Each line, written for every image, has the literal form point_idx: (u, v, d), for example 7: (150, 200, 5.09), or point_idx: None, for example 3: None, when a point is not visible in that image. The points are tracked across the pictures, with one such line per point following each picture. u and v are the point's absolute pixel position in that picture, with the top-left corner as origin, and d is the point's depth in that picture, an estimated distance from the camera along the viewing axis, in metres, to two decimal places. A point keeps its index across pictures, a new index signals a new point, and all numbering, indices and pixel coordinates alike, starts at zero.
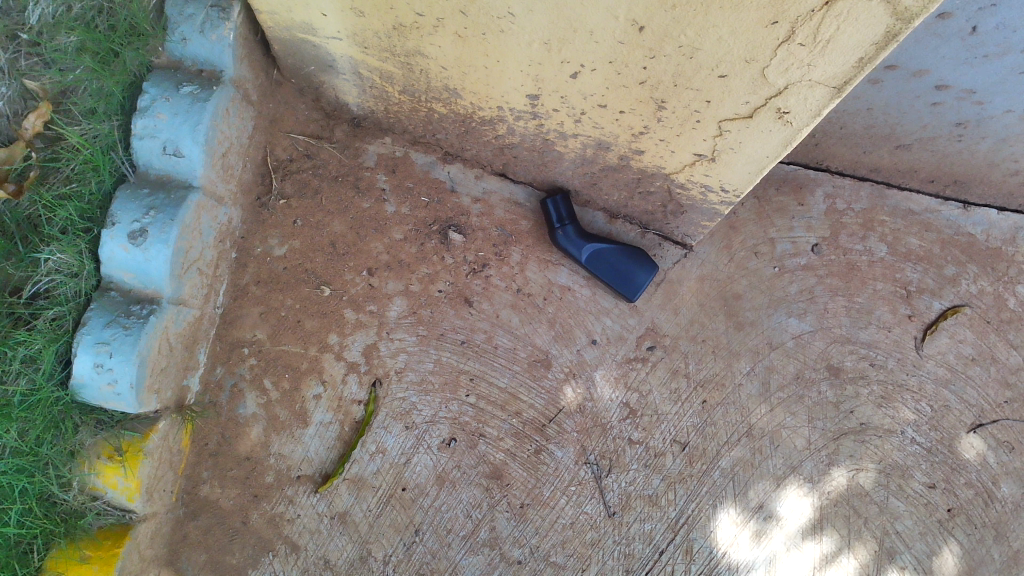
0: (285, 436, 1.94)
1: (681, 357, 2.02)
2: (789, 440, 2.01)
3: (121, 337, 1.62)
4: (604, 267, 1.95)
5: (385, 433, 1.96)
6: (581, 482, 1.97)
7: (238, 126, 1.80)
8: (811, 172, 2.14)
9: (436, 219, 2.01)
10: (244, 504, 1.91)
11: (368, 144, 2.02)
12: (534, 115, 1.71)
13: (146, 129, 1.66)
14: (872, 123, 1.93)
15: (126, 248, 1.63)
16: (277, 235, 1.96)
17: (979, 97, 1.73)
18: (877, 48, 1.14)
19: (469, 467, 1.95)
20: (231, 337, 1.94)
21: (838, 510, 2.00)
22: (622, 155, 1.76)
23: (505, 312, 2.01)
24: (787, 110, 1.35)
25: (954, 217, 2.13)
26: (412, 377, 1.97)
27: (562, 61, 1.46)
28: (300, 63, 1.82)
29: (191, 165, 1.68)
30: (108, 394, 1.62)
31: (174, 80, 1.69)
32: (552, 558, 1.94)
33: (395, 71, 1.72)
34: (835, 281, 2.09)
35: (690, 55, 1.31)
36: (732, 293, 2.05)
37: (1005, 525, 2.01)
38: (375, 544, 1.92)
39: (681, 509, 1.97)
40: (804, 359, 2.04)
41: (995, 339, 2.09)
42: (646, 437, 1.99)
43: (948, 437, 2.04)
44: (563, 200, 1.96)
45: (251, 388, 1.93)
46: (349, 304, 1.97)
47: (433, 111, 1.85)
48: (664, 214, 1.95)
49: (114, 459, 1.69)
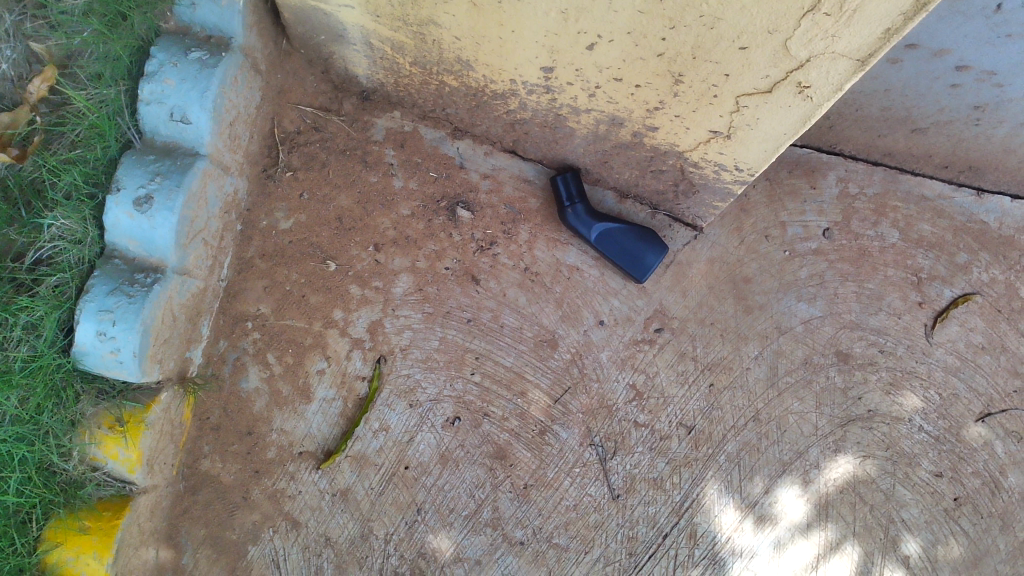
0: (288, 411, 1.92)
1: (688, 340, 2.00)
2: (795, 425, 1.99)
3: (125, 305, 1.59)
4: (613, 246, 1.93)
5: (389, 411, 1.94)
6: (586, 464, 1.95)
7: (245, 95, 1.77)
8: (824, 156, 2.11)
9: (444, 195, 1.99)
10: (245, 479, 1.89)
11: (377, 118, 1.98)
12: (548, 89, 1.68)
13: (153, 95, 1.63)
14: (888, 106, 1.91)
15: (131, 215, 1.60)
16: (283, 208, 1.94)
17: (999, 79, 1.70)
18: (905, 18, 1.12)
19: (473, 447, 1.94)
20: (235, 311, 1.92)
21: (843, 496, 1.98)
22: (636, 132, 1.73)
23: (512, 291, 1.99)
24: (808, 84, 1.33)
25: (967, 204, 2.10)
26: (417, 354, 1.95)
27: (579, 31, 1.43)
28: (310, 33, 1.79)
29: (198, 133, 1.66)
30: (110, 362, 1.60)
31: (182, 46, 1.66)
32: (555, 540, 1.93)
33: (407, 41, 1.69)
34: (845, 267, 2.07)
35: (710, 25, 1.29)
36: (741, 276, 2.03)
37: (1011, 515, 2.00)
38: (376, 522, 1.91)
39: (685, 493, 1.95)
40: (812, 345, 2.02)
41: (1005, 328, 2.07)
42: (652, 420, 1.97)
43: (956, 425, 2.02)
44: (572, 177, 1.93)
45: (254, 362, 1.91)
46: (354, 280, 1.95)
47: (444, 83, 1.82)
48: (675, 194, 1.92)
49: (115, 430, 1.67)
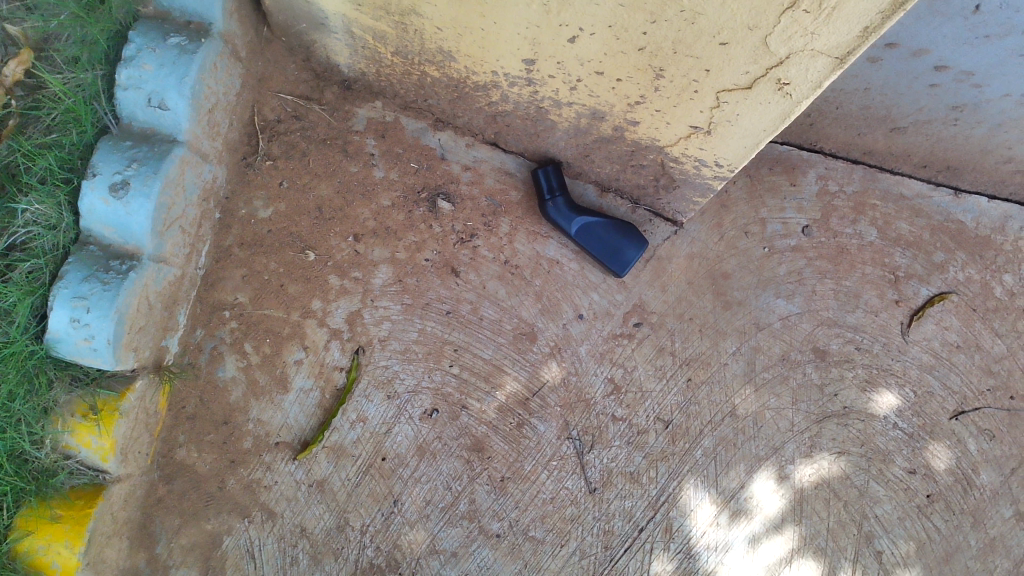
0: (264, 401, 1.91)
1: (667, 335, 2.00)
2: (772, 421, 2.00)
3: (99, 292, 1.58)
4: (593, 241, 1.93)
5: (366, 402, 1.93)
6: (563, 457, 1.95)
7: (225, 82, 1.76)
8: (804, 153, 2.12)
9: (425, 186, 1.98)
10: (221, 469, 1.88)
11: (358, 107, 1.97)
12: (529, 81, 1.68)
13: (130, 80, 1.61)
14: (868, 104, 1.92)
15: (106, 201, 1.59)
16: (262, 196, 1.92)
17: (977, 80, 1.72)
18: (883, 16, 1.13)
19: (450, 439, 1.94)
20: (212, 300, 1.90)
21: (818, 492, 2.00)
22: (616, 126, 1.73)
23: (491, 284, 1.98)
24: (787, 81, 1.33)
25: (944, 204, 2.12)
26: (396, 346, 1.95)
27: (561, 24, 1.43)
28: (291, 20, 1.78)
29: (176, 119, 1.64)
30: (84, 350, 1.59)
31: (161, 30, 1.64)
32: (531, 533, 1.93)
33: (388, 31, 1.68)
34: (824, 264, 2.08)
35: (691, 20, 1.29)
36: (720, 272, 2.04)
37: (982, 512, 2.02)
38: (352, 513, 1.90)
39: (661, 487, 1.96)
40: (790, 341, 2.04)
41: (980, 327, 2.09)
42: (629, 414, 1.97)
43: (930, 423, 2.04)
44: (554, 170, 1.93)
45: (231, 351, 1.90)
46: (333, 270, 1.94)
47: (426, 74, 1.81)
48: (656, 188, 1.93)
49: (88, 418, 1.66)
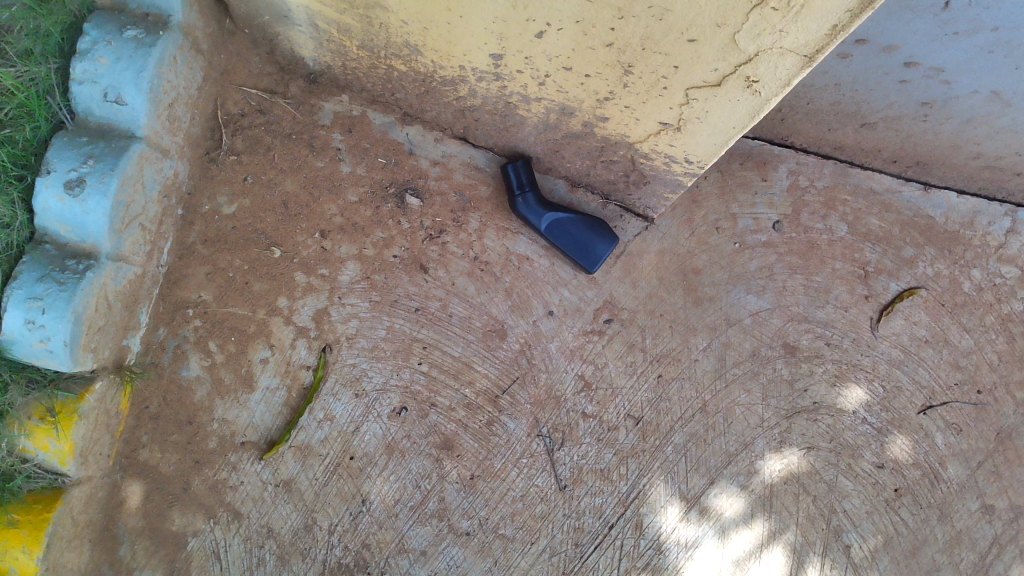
0: (229, 401, 1.88)
1: (638, 331, 1.99)
2: (742, 417, 2.00)
3: (55, 292, 1.55)
4: (563, 237, 1.91)
5: (334, 401, 1.91)
6: (533, 455, 1.94)
7: (186, 75, 1.71)
8: (776, 148, 2.11)
9: (393, 181, 1.95)
10: (185, 470, 1.85)
11: (324, 101, 1.93)
12: (497, 76, 1.65)
13: (86, 74, 1.57)
14: (838, 100, 1.91)
15: (61, 199, 1.55)
16: (226, 192, 1.88)
17: (947, 76, 1.71)
18: (851, 14, 1.11)
19: (419, 437, 1.92)
20: (175, 297, 1.86)
21: (788, 487, 2.00)
22: (586, 121, 1.71)
23: (461, 280, 1.96)
24: (756, 78, 1.32)
25: (914, 199, 2.12)
26: (364, 344, 1.92)
27: (528, 19, 1.40)
28: (254, 12, 1.73)
29: (134, 114, 1.60)
30: (40, 351, 1.56)
31: (117, 23, 1.59)
32: (501, 531, 1.92)
33: (353, 24, 1.64)
34: (794, 260, 2.07)
35: (659, 17, 1.27)
36: (691, 268, 2.03)
37: (949, 506, 2.03)
38: (320, 513, 1.88)
39: (632, 483, 1.95)
40: (760, 337, 2.03)
41: (948, 322, 2.10)
42: (600, 411, 1.96)
43: (899, 417, 2.05)
44: (524, 166, 1.91)
45: (194, 350, 1.86)
46: (299, 267, 1.91)
47: (393, 68, 1.78)
48: (626, 184, 1.91)
49: (46, 420, 1.63)
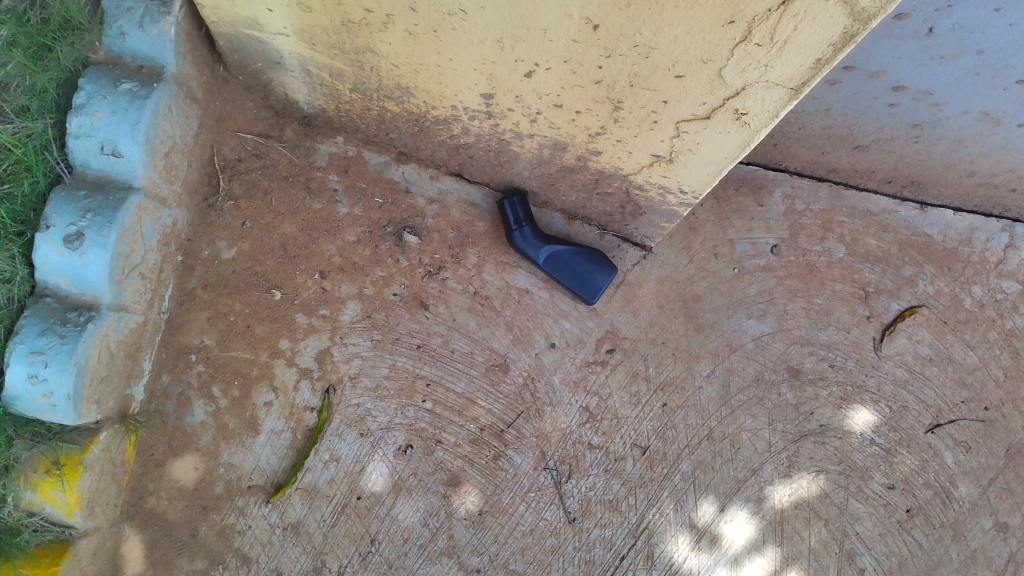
0: (235, 445, 1.87)
1: (640, 360, 1.99)
2: (749, 442, 1.99)
3: (57, 346, 1.56)
4: (562, 269, 1.91)
5: (339, 441, 1.90)
6: (540, 488, 1.93)
7: (181, 125, 1.73)
8: (770, 173, 2.12)
9: (391, 220, 1.96)
10: (193, 516, 1.85)
11: (319, 144, 1.95)
12: (489, 115, 1.67)
13: (82, 128, 1.60)
14: (830, 124, 1.92)
15: (61, 252, 1.57)
16: (225, 237, 1.89)
17: (936, 99, 1.72)
18: (834, 48, 1.12)
19: (425, 474, 1.91)
20: (178, 344, 1.86)
21: (798, 512, 1.99)
22: (579, 156, 1.72)
23: (461, 316, 1.96)
24: (745, 110, 1.32)
25: (911, 218, 2.13)
26: (367, 383, 1.92)
27: (516, 60, 1.42)
28: (247, 60, 1.75)
29: (131, 166, 1.62)
30: (43, 406, 1.57)
31: (112, 77, 1.62)
32: (511, 566, 1.90)
33: (344, 69, 1.66)
34: (794, 282, 2.08)
35: (645, 54, 1.28)
36: (691, 295, 2.03)
37: (963, 525, 2.02)
38: (329, 555, 1.87)
39: (641, 514, 1.94)
40: (763, 361, 2.03)
41: (952, 339, 2.09)
42: (606, 441, 1.96)
43: (906, 437, 2.04)
44: (520, 201, 1.92)
45: (198, 396, 1.87)
46: (300, 309, 1.92)
47: (385, 109, 1.79)
48: (623, 215, 1.92)
49: (51, 473, 1.64)
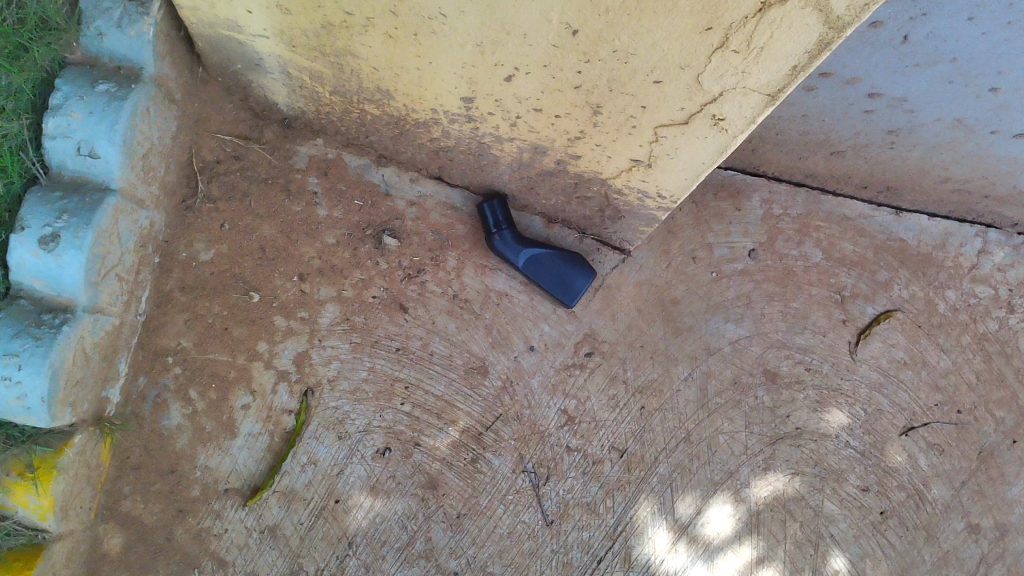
0: (211, 448, 1.86)
1: (619, 363, 2.00)
2: (726, 445, 2.01)
3: (31, 348, 1.55)
4: (542, 273, 1.92)
5: (317, 444, 1.90)
6: (519, 491, 1.93)
7: (160, 126, 1.72)
8: (748, 177, 2.14)
9: (370, 223, 1.96)
10: (168, 519, 1.84)
11: (299, 146, 1.95)
12: (469, 118, 1.67)
13: (58, 129, 1.59)
14: (807, 130, 1.94)
15: (36, 254, 1.56)
16: (203, 239, 1.88)
17: (910, 106, 1.75)
18: (810, 56, 1.14)
19: (404, 477, 1.91)
20: (154, 346, 1.85)
21: (774, 514, 2.00)
22: (559, 160, 1.73)
23: (441, 319, 1.97)
24: (722, 117, 1.34)
25: (886, 223, 2.15)
26: (346, 386, 1.92)
27: (496, 64, 1.42)
28: (226, 62, 1.74)
29: (108, 167, 1.61)
30: (17, 409, 1.55)
31: (89, 77, 1.61)
32: (489, 569, 1.91)
33: (325, 71, 1.66)
34: (771, 286, 2.09)
35: (624, 60, 1.29)
36: (670, 298, 2.05)
37: (935, 526, 2.04)
38: (306, 558, 1.87)
39: (618, 516, 1.95)
40: (740, 364, 2.05)
41: (925, 343, 2.12)
42: (584, 444, 1.96)
43: (881, 440, 2.07)
44: (499, 204, 1.92)
45: (175, 398, 1.85)
46: (279, 311, 1.91)
47: (365, 112, 1.79)
48: (602, 219, 1.93)
49: (24, 476, 1.64)
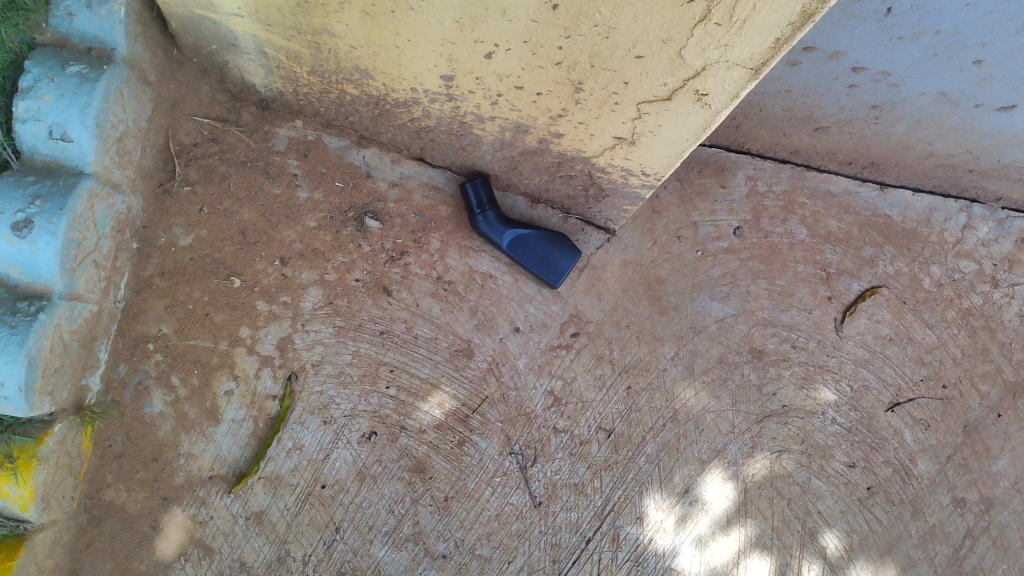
0: (195, 435, 1.84)
1: (605, 344, 1.99)
2: (712, 423, 2.01)
3: (7, 337, 1.53)
4: (526, 253, 1.90)
5: (302, 429, 1.88)
6: (506, 473, 1.92)
7: (134, 108, 1.69)
8: (732, 155, 2.13)
9: (352, 205, 1.93)
10: (152, 508, 1.82)
11: (278, 127, 1.92)
12: (449, 97, 1.65)
13: (29, 112, 1.56)
14: (791, 106, 1.93)
15: (9, 241, 1.52)
16: (182, 223, 1.85)
17: (894, 79, 1.73)
18: (793, 28, 1.12)
19: (390, 461, 1.90)
20: (135, 333, 1.83)
21: (762, 491, 2.01)
22: (541, 138, 1.71)
23: (425, 301, 1.95)
24: (705, 92, 1.32)
25: (871, 199, 2.15)
26: (330, 370, 1.90)
27: (476, 41, 1.40)
28: (201, 42, 1.71)
29: (80, 151, 1.58)
30: None
31: (60, 59, 1.58)
32: (477, 551, 1.90)
33: (302, 50, 1.63)
34: (756, 264, 2.09)
35: (605, 34, 1.27)
36: (655, 278, 2.04)
37: (922, 501, 2.05)
38: (293, 544, 1.85)
39: (606, 497, 1.95)
40: (727, 343, 2.04)
41: (911, 319, 2.12)
42: (571, 425, 1.96)
43: (867, 416, 2.07)
44: (482, 184, 1.89)
45: (157, 385, 1.83)
46: (261, 296, 1.89)
47: (345, 92, 1.77)
48: (586, 198, 1.91)
49: (4, 467, 1.62)
